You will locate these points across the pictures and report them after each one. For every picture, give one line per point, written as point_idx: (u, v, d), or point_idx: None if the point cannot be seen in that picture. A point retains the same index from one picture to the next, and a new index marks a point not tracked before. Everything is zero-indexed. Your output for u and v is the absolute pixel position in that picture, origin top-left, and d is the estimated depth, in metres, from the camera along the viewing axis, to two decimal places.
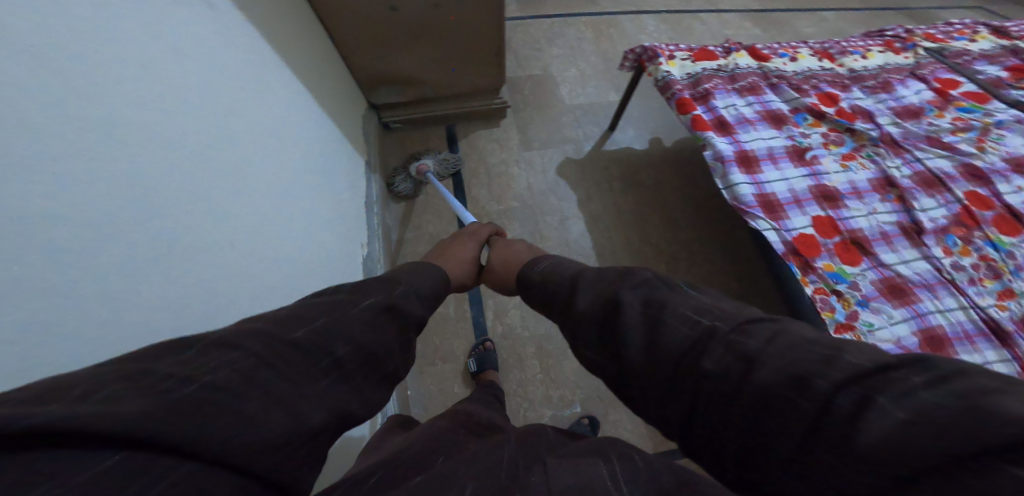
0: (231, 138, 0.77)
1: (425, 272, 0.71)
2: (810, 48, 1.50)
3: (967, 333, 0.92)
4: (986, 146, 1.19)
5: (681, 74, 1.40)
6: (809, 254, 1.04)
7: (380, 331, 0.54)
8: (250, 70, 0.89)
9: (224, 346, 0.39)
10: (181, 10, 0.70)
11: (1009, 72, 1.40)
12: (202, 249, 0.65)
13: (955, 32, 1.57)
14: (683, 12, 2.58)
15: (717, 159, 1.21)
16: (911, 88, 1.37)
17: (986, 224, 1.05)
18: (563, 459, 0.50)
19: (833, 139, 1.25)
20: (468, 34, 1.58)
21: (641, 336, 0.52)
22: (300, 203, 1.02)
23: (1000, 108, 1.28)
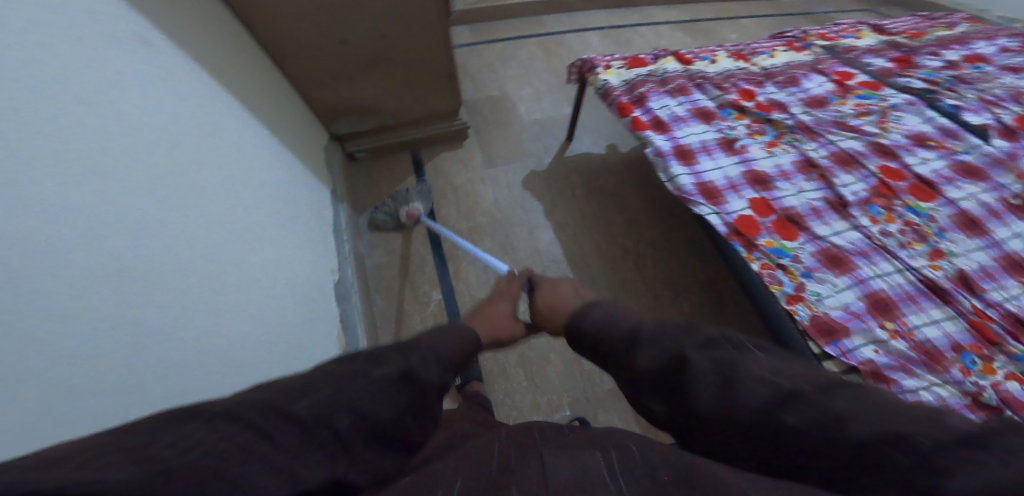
0: (187, 171, 0.78)
1: (446, 335, 0.70)
2: (726, 51, 1.66)
3: (909, 294, 1.00)
4: (888, 126, 1.34)
5: (615, 82, 1.52)
6: (750, 233, 1.13)
7: (389, 402, 0.52)
8: (203, 107, 0.91)
9: (224, 417, 0.37)
10: (126, 49, 0.72)
11: (893, 63, 1.59)
12: (161, 280, 0.65)
13: (842, 31, 1.78)
14: (621, 27, 2.76)
15: (658, 155, 1.32)
16: (815, 80, 1.52)
17: (904, 194, 1.17)
18: (555, 448, 0.53)
19: (756, 130, 1.37)
20: (418, 60, 1.63)
21: (712, 392, 0.51)
22: (266, 235, 1.02)
23: (892, 94, 1.45)
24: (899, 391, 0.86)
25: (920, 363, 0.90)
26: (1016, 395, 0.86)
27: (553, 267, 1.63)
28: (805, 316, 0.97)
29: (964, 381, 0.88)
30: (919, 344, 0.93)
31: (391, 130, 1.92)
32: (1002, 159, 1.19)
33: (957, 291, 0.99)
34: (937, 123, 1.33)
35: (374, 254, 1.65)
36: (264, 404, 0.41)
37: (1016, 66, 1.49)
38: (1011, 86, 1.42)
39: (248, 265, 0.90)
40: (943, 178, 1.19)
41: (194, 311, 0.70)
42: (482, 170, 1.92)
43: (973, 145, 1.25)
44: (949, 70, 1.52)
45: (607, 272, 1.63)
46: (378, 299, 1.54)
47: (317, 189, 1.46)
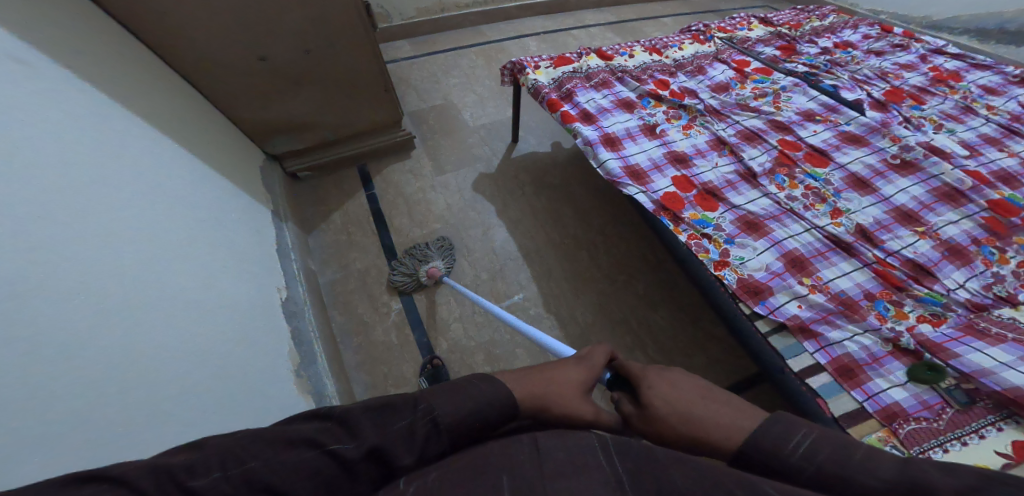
0: (98, 200, 0.76)
1: (463, 397, 0.58)
2: (642, 46, 1.79)
3: (819, 250, 1.13)
4: (781, 105, 1.51)
5: (544, 81, 1.61)
6: (675, 208, 1.24)
7: (337, 482, 0.48)
8: (112, 134, 0.88)
9: (118, 483, 0.41)
10: (16, 79, 0.70)
11: (780, 51, 1.79)
12: (75, 305, 0.63)
13: (737, 24, 1.96)
14: (554, 30, 2.88)
15: (587, 144, 1.39)
16: (719, 69, 1.68)
17: (802, 161, 1.33)
18: (551, 433, 0.55)
19: (672, 116, 1.49)
20: (349, 71, 1.63)
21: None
22: (205, 259, 0.99)
23: (783, 77, 1.63)
24: (827, 343, 0.98)
25: (839, 314, 1.02)
26: (930, 338, 0.95)
27: (510, 264, 1.67)
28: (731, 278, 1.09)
29: (882, 328, 0.98)
30: (837, 297, 1.05)
31: (331, 146, 1.89)
32: (875, 127, 1.38)
33: (859, 243, 1.13)
34: (823, 99, 1.51)
35: (327, 271, 1.62)
36: (169, 472, 0.43)
37: (878, 50, 1.73)
38: (877, 67, 1.65)
39: (183, 290, 0.87)
40: (832, 146, 1.36)
41: (115, 342, 0.67)
42: (431, 177, 1.94)
43: (854, 117, 1.43)
44: (825, 55, 1.74)
45: (560, 261, 1.69)
46: (337, 316, 1.51)
47: (257, 211, 1.41)
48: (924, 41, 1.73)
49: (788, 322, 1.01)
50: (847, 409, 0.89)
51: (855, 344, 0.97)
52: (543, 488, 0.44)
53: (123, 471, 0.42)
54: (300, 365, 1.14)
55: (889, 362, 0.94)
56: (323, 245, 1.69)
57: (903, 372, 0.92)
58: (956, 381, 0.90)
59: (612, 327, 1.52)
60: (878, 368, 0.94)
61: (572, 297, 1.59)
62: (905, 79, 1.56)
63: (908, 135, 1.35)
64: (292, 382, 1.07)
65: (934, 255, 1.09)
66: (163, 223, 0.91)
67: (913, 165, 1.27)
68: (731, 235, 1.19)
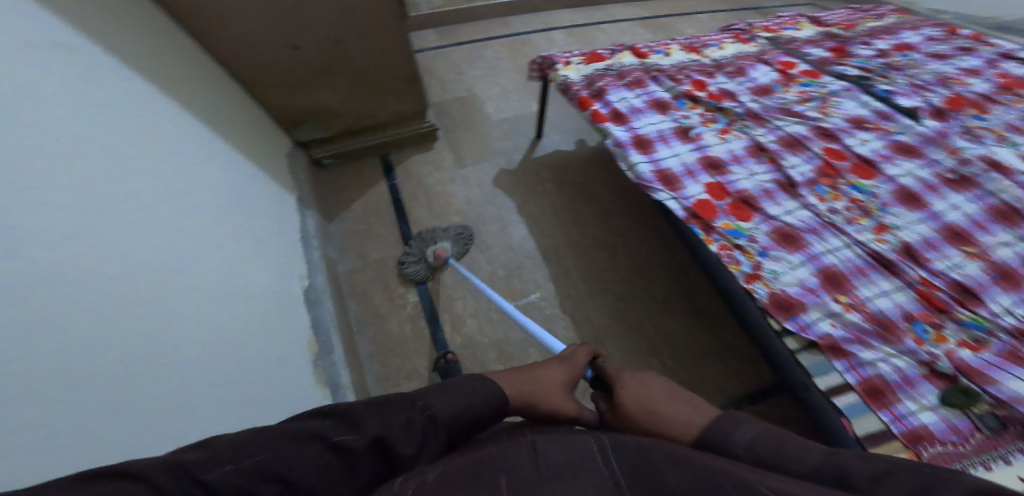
0: (133, 183, 0.77)
1: (456, 392, 0.64)
2: (679, 45, 1.75)
3: (859, 267, 1.07)
4: (828, 111, 1.44)
5: (576, 78, 1.58)
6: (707, 215, 1.19)
7: (345, 473, 0.49)
8: (147, 118, 0.89)
9: (133, 478, 0.38)
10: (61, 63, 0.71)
11: (831, 52, 1.70)
12: (112, 288, 0.64)
13: (784, 23, 1.89)
14: (584, 24, 2.81)
15: (617, 145, 1.37)
16: (761, 70, 1.61)
17: (847, 172, 1.26)
18: (550, 436, 0.55)
19: (709, 119, 1.44)
20: (378, 60, 1.62)
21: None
22: (229, 244, 1.00)
23: (831, 82, 1.54)
24: (858, 363, 0.92)
25: (875, 334, 0.95)
26: (968, 362, 0.89)
27: (527, 262, 1.65)
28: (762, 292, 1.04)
29: (918, 350, 0.91)
30: (872, 316, 0.99)
31: (357, 135, 1.90)
32: (932, 137, 1.30)
33: (902, 262, 1.06)
34: (874, 107, 1.43)
35: (346, 259, 1.63)
36: (182, 466, 0.40)
37: (940, 53, 1.62)
38: (936, 72, 1.54)
39: (208, 276, 0.87)
40: (882, 157, 1.28)
41: (153, 328, 0.68)
42: (452, 170, 1.92)
43: (906, 126, 1.35)
44: (881, 59, 1.64)
45: (579, 262, 1.66)
46: (353, 305, 1.52)
47: (281, 198, 1.42)
48: (992, 45, 1.62)
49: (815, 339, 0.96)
50: (874, 432, 0.84)
51: (885, 364, 0.91)
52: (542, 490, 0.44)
53: (135, 466, 0.39)
54: (318, 356, 1.15)
55: (922, 384, 0.88)
56: (342, 234, 1.71)
57: (935, 397, 0.86)
58: (990, 407, 0.83)
59: (629, 333, 1.48)
60: (910, 390, 0.87)
61: (590, 300, 1.56)
62: (969, 85, 1.45)
63: (967, 147, 1.26)
64: (310, 372, 1.08)
65: (982, 277, 1.02)
66: (192, 208, 0.92)
67: (969, 180, 1.19)
68: (765, 247, 1.14)
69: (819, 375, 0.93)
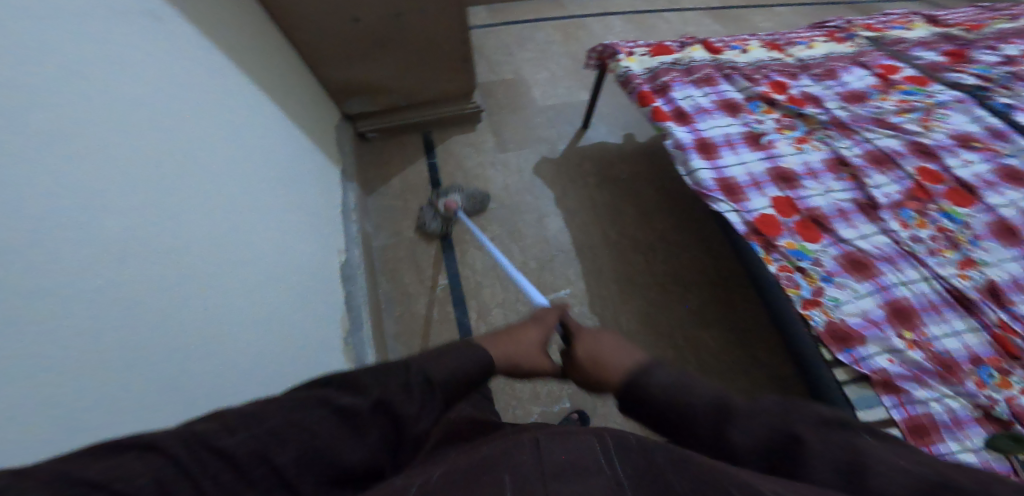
0: (197, 149, 0.79)
1: (449, 356, 0.61)
2: (760, 40, 1.60)
3: (933, 303, 0.96)
4: (932, 124, 1.28)
5: (639, 70, 1.48)
6: (770, 232, 1.10)
7: (356, 435, 0.47)
8: (214, 83, 0.91)
9: (145, 449, 0.36)
10: (140, 28, 0.72)
11: (945, 57, 1.50)
12: (170, 252, 0.65)
13: (892, 22, 1.70)
14: (645, 11, 2.66)
15: (677, 147, 1.29)
16: (855, 74, 1.45)
17: (940, 197, 1.13)
18: (552, 431, 0.50)
19: (787, 125, 1.32)
20: (435, 37, 1.58)
21: (827, 473, 0.43)
22: (274, 213, 1.02)
23: (939, 93, 1.37)
24: (909, 402, 0.85)
25: (934, 374, 0.87)
26: None
27: (560, 256, 1.61)
28: (819, 321, 0.95)
29: (978, 394, 0.84)
30: (940, 357, 0.90)
31: (403, 111, 1.89)
32: None
33: (984, 302, 0.95)
34: (987, 126, 1.25)
35: (380, 235, 1.65)
36: (195, 436, 0.38)
37: None
38: None
39: (250, 242, 0.89)
40: (986, 183, 1.13)
41: (199, 291, 0.70)
42: (493, 154, 1.89)
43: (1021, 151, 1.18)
44: (1008, 66, 1.41)
45: (615, 262, 1.60)
46: (383, 281, 1.54)
47: (325, 170, 1.44)
48: None
49: (866, 372, 0.88)
50: None
51: (935, 403, 0.84)
52: (545, 489, 0.40)
53: (142, 438, 0.36)
54: (347, 332, 1.19)
55: (972, 427, 0.82)
56: (379, 209, 1.72)
57: (982, 439, 0.81)
58: None
59: (660, 340, 1.43)
60: (956, 431, 0.82)
61: (625, 303, 1.50)
62: None
63: None
64: (339, 347, 1.12)
65: None
66: (242, 174, 0.93)
67: None
68: (829, 271, 1.03)
69: (864, 412, 0.86)
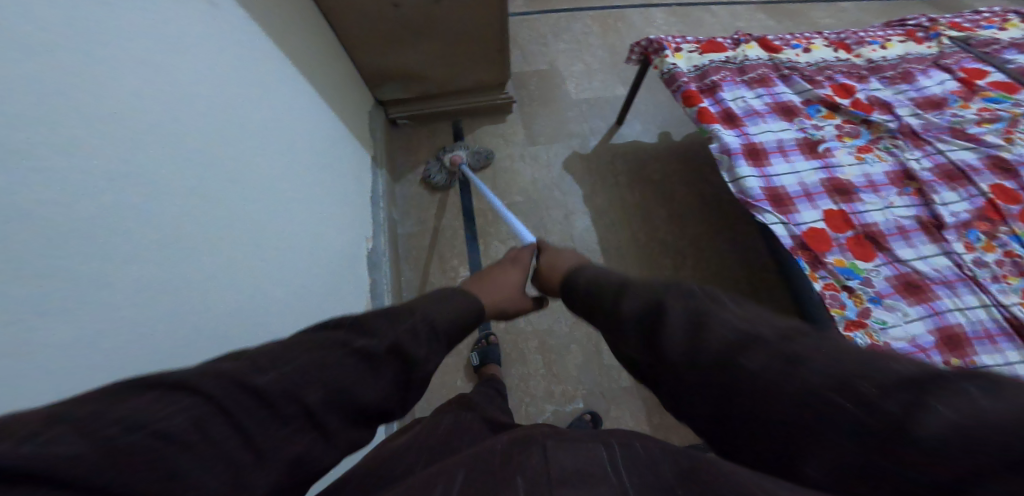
0: (235, 133, 0.79)
1: (448, 305, 0.66)
2: (825, 39, 1.49)
3: (989, 332, 0.92)
4: (1014, 137, 1.17)
5: (687, 67, 1.41)
6: (818, 248, 1.05)
7: (374, 375, 0.50)
8: (255, 67, 0.91)
9: (178, 387, 0.37)
10: (186, 10, 0.73)
11: None
12: (203, 235, 0.66)
13: (982, 21, 1.55)
14: (692, 3, 2.54)
15: (724, 152, 1.22)
16: (935, 77, 1.36)
17: (1014, 219, 1.04)
18: (562, 440, 0.49)
19: (849, 133, 1.26)
20: (473, 26, 1.55)
21: (680, 336, 0.52)
22: (305, 197, 1.03)
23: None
24: None
25: None
26: None
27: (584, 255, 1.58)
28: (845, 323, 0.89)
29: None
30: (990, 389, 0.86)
31: (436, 100, 1.88)
32: None
33: None
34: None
35: (406, 223, 1.66)
36: (226, 374, 0.39)
37: None
38: None
39: (280, 222, 0.90)
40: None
41: (228, 273, 0.71)
42: (522, 146, 1.86)
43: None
44: None
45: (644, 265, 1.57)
46: (406, 268, 1.56)
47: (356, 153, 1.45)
48: None
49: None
50: None
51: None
52: None
53: (173, 377, 0.37)
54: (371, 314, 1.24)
55: None
56: (406, 196, 1.73)
57: None
58: None
59: None
60: None
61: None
62: None
63: None
64: None
65: None
66: (276, 154, 0.94)
67: None
68: (880, 292, 0.98)
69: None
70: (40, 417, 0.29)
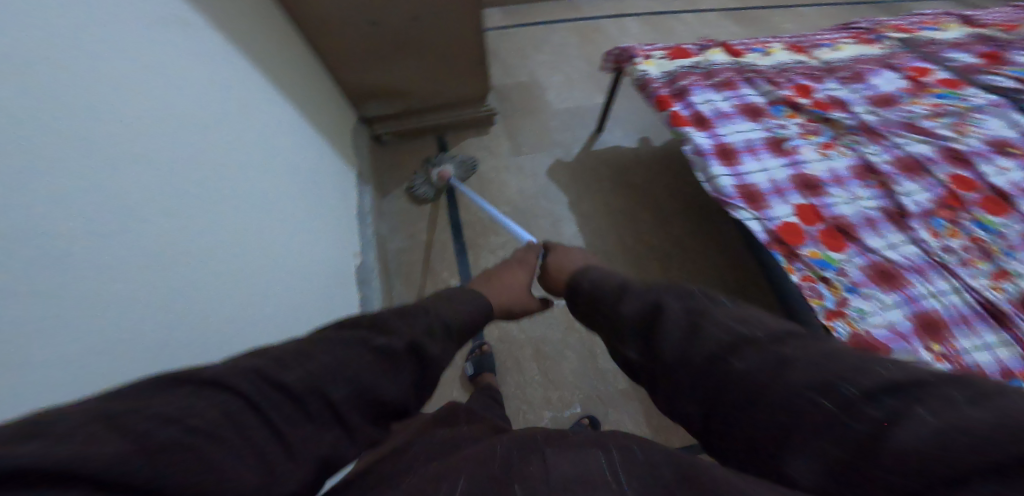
0: (219, 152, 0.80)
1: (457, 305, 0.69)
2: (782, 43, 1.56)
3: (963, 315, 0.95)
4: (966, 130, 1.24)
5: (655, 74, 1.45)
6: (793, 242, 1.08)
7: (393, 371, 0.53)
8: (237, 87, 0.93)
9: (214, 383, 0.38)
10: (166, 33, 0.74)
11: (981, 58, 1.42)
12: (190, 253, 0.67)
13: (921, 23, 1.64)
14: (663, 12, 2.63)
15: (697, 153, 1.27)
16: (886, 76, 1.40)
17: (973, 206, 1.10)
18: (560, 449, 0.50)
19: (814, 130, 1.29)
20: (452, 41, 1.58)
21: (677, 334, 0.57)
22: (292, 214, 1.04)
23: (975, 93, 1.31)
24: None
25: None
26: None
27: None
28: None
29: None
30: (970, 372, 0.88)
31: (419, 115, 1.90)
32: None
33: (1018, 316, 0.94)
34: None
35: (396, 238, 1.66)
36: (256, 373, 0.41)
37: None
38: None
39: (268, 242, 0.91)
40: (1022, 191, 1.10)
41: (217, 290, 0.71)
42: (507, 157, 1.89)
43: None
44: None
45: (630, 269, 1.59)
46: (398, 283, 1.56)
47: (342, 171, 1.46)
48: None
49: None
50: None
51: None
52: None
53: (208, 373, 0.39)
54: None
55: None
56: (394, 210, 1.74)
57: None
58: None
59: None
60: None
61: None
62: None
63: None
64: None
65: None
66: (262, 175, 0.95)
67: None
68: (854, 282, 1.01)
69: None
70: (85, 415, 0.30)
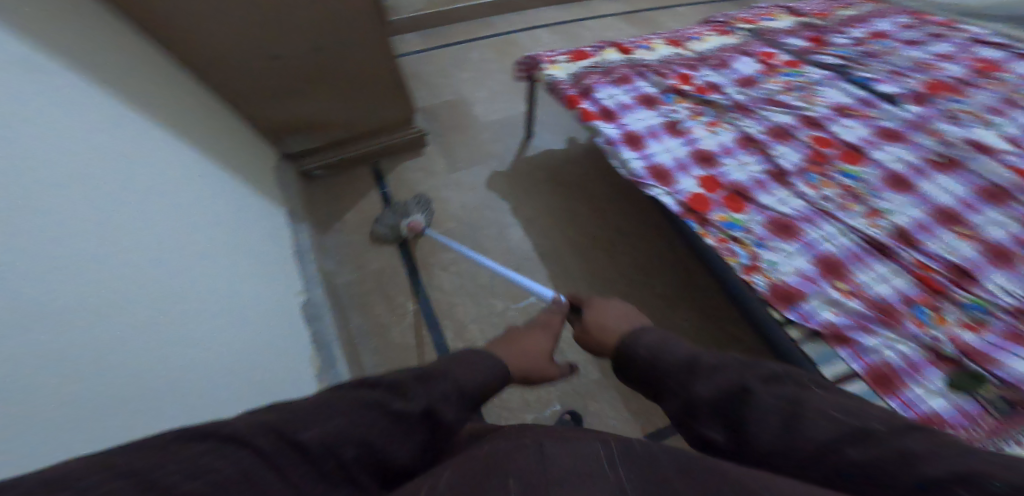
0: (117, 202, 0.77)
1: (477, 368, 0.70)
2: (662, 39, 1.77)
3: (855, 254, 1.08)
4: (816, 100, 1.46)
5: (560, 76, 1.58)
6: (702, 209, 1.22)
7: (404, 435, 0.52)
8: (130, 136, 0.90)
9: (229, 439, 0.39)
10: (42, 90, 0.71)
11: (808, 41, 1.72)
12: (99, 307, 0.64)
13: (761, 15, 1.91)
14: (566, 22, 2.82)
15: (609, 143, 1.41)
16: (745, 62, 1.63)
17: (837, 159, 1.29)
18: (560, 440, 0.51)
19: (699, 114, 1.46)
20: (361, 66, 1.61)
21: (776, 422, 0.54)
22: (220, 259, 1.01)
23: (817, 72, 1.57)
24: (863, 351, 0.94)
25: (877, 320, 0.97)
26: (970, 343, 0.92)
27: (525, 263, 1.65)
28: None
29: (920, 334, 0.94)
30: (876, 303, 1.00)
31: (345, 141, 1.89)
32: (915, 122, 1.33)
33: (897, 246, 1.08)
34: (863, 96, 1.44)
35: (345, 272, 1.62)
36: (278, 430, 0.42)
37: (913, 41, 1.64)
38: (913, 58, 1.56)
39: (204, 296, 0.88)
40: (870, 141, 1.31)
41: (139, 344, 0.68)
42: (444, 175, 1.92)
43: (898, 115, 1.36)
44: (858, 46, 1.65)
45: (578, 262, 1.66)
46: (356, 318, 1.52)
47: (272, 215, 1.43)
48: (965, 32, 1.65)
49: (812, 321, 0.99)
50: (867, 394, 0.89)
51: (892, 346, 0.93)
52: None
53: (227, 429, 0.41)
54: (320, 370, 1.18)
55: (929, 371, 0.90)
56: (340, 244, 1.70)
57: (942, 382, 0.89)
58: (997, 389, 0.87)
59: None
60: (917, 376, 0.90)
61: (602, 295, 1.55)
62: (945, 70, 1.48)
63: (949, 130, 1.29)
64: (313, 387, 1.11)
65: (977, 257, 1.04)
66: (180, 230, 0.92)
67: (954, 163, 1.21)
68: (761, 237, 1.15)
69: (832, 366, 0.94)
70: (101, 470, 0.32)
